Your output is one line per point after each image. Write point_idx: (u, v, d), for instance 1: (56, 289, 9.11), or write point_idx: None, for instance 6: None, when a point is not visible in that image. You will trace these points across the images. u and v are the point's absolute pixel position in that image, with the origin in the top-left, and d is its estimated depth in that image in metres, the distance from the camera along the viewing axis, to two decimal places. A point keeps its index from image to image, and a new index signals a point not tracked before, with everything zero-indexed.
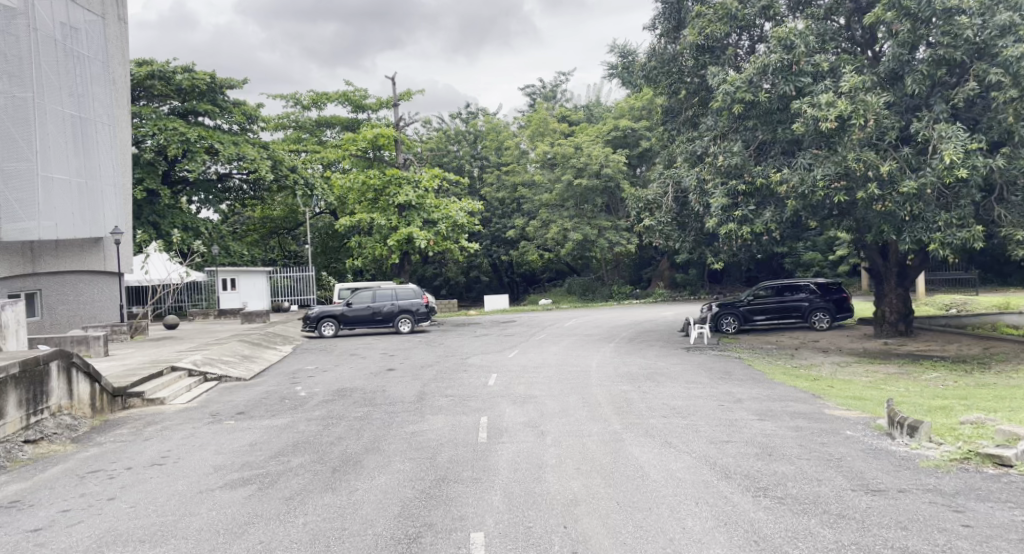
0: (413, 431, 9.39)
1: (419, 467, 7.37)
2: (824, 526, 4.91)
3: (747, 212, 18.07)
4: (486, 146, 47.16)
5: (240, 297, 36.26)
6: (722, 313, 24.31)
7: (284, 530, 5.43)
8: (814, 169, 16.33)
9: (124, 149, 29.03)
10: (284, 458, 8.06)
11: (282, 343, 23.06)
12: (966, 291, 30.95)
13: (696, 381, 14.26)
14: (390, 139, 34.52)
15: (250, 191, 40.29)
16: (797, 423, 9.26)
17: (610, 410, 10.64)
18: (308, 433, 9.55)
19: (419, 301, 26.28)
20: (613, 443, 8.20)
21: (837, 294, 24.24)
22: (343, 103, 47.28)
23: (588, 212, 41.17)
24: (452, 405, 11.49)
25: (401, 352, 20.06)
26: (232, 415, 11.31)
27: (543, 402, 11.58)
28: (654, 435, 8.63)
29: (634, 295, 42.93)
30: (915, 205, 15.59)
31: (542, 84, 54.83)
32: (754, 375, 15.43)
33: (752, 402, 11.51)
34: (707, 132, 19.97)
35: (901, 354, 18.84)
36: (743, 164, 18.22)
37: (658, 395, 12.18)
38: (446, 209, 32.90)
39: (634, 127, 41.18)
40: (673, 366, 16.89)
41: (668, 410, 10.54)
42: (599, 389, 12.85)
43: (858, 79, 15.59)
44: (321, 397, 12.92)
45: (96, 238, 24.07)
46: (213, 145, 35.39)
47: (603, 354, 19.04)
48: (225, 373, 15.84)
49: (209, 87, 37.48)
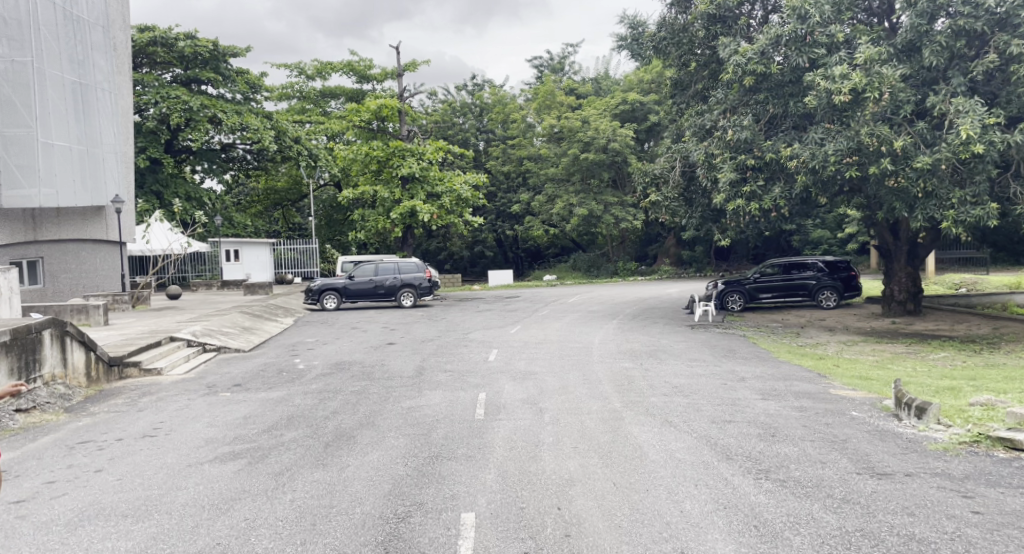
0: (409, 406, 9.24)
1: (412, 443, 7.21)
2: (828, 511, 4.69)
3: (755, 187, 17.71)
4: (492, 119, 46.62)
5: (243, 268, 37.18)
6: (727, 290, 24.06)
7: (270, 507, 5.27)
8: (826, 144, 15.95)
9: (126, 117, 28.78)
10: (277, 431, 7.92)
11: (284, 316, 22.97)
12: (976, 270, 30.55)
13: (698, 358, 14.08)
14: (395, 110, 34.04)
15: (254, 162, 40.06)
16: (801, 403, 9.07)
17: (610, 387, 10.48)
18: (303, 407, 9.41)
19: (421, 275, 26.07)
20: (612, 421, 8.02)
21: (844, 272, 23.90)
22: (348, 74, 46.72)
23: (594, 187, 40.71)
24: (451, 380, 11.34)
25: (403, 326, 19.95)
26: (228, 387, 11.21)
27: (543, 378, 11.44)
28: (654, 414, 8.45)
29: (639, 271, 42.66)
30: (928, 182, 15.24)
31: (550, 56, 53.89)
32: (758, 353, 15.24)
33: (756, 380, 11.33)
34: (717, 105, 19.48)
35: (908, 334, 18.60)
36: (753, 139, 17.83)
37: (661, 373, 12.01)
38: (450, 182, 32.55)
39: (642, 100, 40.54)
40: (676, 343, 16.70)
41: (670, 389, 10.36)
42: (600, 367, 12.68)
43: (874, 50, 15.15)
44: (318, 370, 12.81)
45: (97, 206, 23.87)
46: (217, 115, 35.15)
47: (606, 331, 18.87)
48: (224, 344, 15.73)
49: (212, 55, 37.04)
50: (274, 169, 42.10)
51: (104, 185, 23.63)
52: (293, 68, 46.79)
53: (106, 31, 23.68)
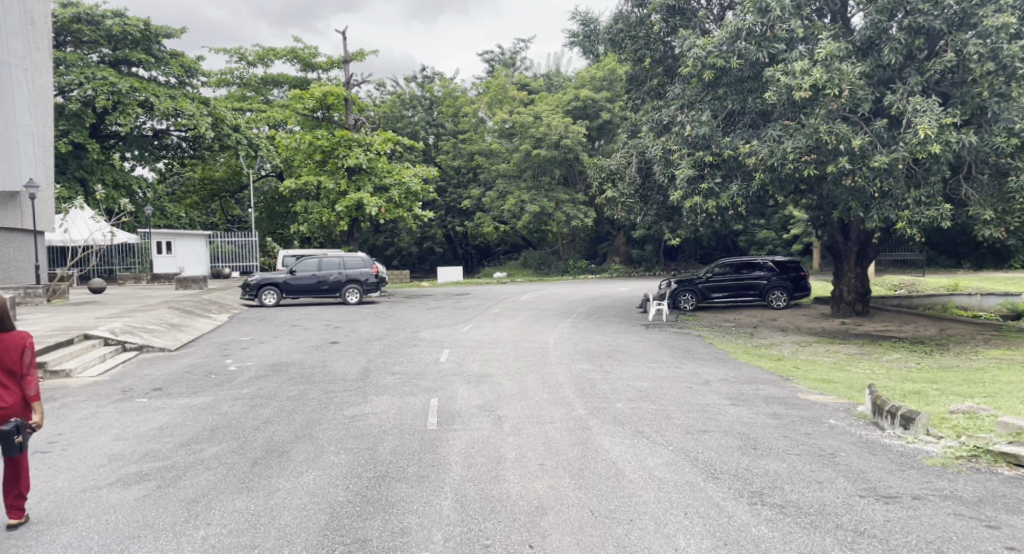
0: (353, 415, 8.32)
1: (356, 461, 6.31)
2: (842, 547, 4.06)
3: (713, 185, 17.27)
4: (442, 112, 45.60)
5: (176, 261, 34.37)
6: (680, 289, 23.79)
7: (177, 548, 4.33)
8: (785, 141, 15.63)
9: (45, 95, 26.68)
10: (197, 446, 6.90)
11: (217, 312, 21.55)
12: (915, 272, 31.25)
13: (658, 359, 13.55)
14: (340, 99, 32.66)
15: (189, 150, 38.24)
16: (775, 410, 8.52)
17: (571, 392, 9.78)
18: (230, 416, 8.38)
19: (368, 271, 24.93)
20: (578, 432, 7.30)
21: (794, 272, 23.87)
22: (291, 61, 44.93)
23: (546, 184, 40.11)
24: (398, 384, 10.43)
25: (347, 324, 18.87)
26: (146, 392, 10.05)
27: (500, 381, 10.67)
28: (624, 423, 7.78)
29: (590, 269, 42.38)
30: (885, 181, 15.04)
31: (501, 50, 53.16)
32: (717, 354, 14.84)
33: (721, 384, 10.84)
34: (675, 100, 19.11)
35: (859, 335, 18.52)
36: (711, 135, 17.43)
37: (622, 376, 11.40)
38: (399, 175, 31.40)
39: (595, 97, 40.09)
40: (632, 343, 16.19)
41: (635, 394, 9.74)
42: (559, 369, 11.98)
43: (834, 45, 14.90)
44: (252, 372, 11.72)
45: (10, 192, 22.05)
46: (148, 98, 33.25)
47: (560, 330, 18.22)
48: (147, 343, 14.43)
49: (143, 35, 35.02)
50: (211, 158, 40.08)
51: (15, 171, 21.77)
52: (233, 53, 44.77)
53: (25, 9, 22.02)
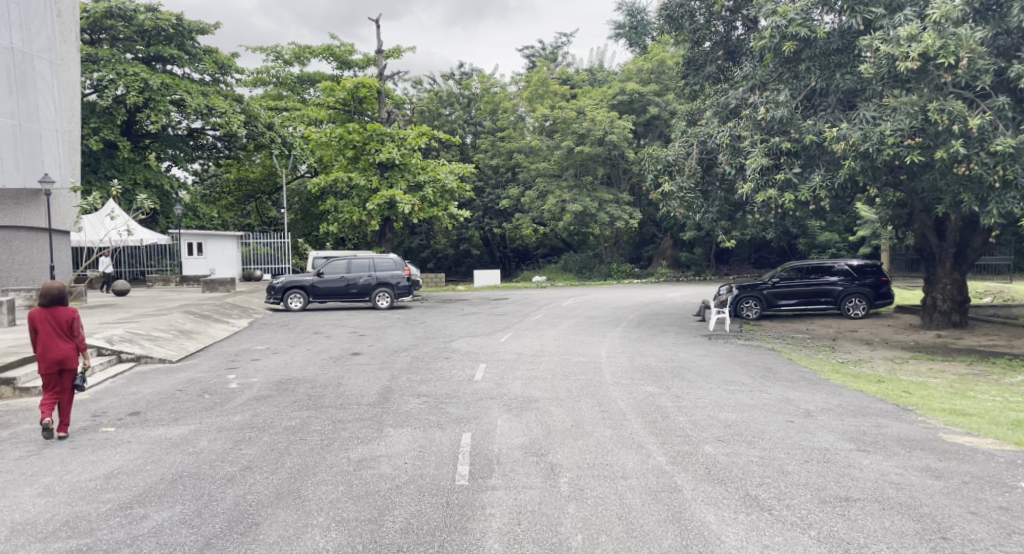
0: (360, 459, 6.35)
1: (348, 548, 4.30)
2: None
3: (791, 175, 14.89)
4: (481, 109, 43.93)
5: (207, 263, 33.42)
6: (743, 295, 21.29)
7: None
8: (882, 122, 13.26)
9: (72, 90, 25.82)
10: (138, 511, 5.01)
11: (238, 317, 20.00)
12: (1002, 278, 28.13)
13: (735, 380, 11.34)
14: (373, 91, 31.12)
15: (225, 150, 37.28)
16: (928, 462, 6.31)
17: (641, 428, 7.70)
18: (203, 456, 6.52)
19: (400, 273, 23.11)
20: (665, 498, 5.19)
21: (873, 277, 21.24)
22: (328, 59, 43.78)
23: (588, 183, 37.98)
24: (423, 411, 8.42)
25: (373, 331, 17.01)
26: (120, 418, 8.32)
27: (548, 409, 8.63)
28: (725, 481, 5.64)
29: (635, 273, 40.11)
30: (1010, 169, 12.42)
31: (542, 46, 51.38)
32: (803, 373, 12.53)
33: (828, 417, 8.64)
34: (745, 80, 16.98)
35: (962, 350, 15.86)
36: (790, 118, 15.13)
37: (699, 403, 9.25)
38: (434, 172, 29.69)
39: (642, 91, 37.58)
40: (698, 358, 13.95)
41: (722, 431, 7.58)
42: (619, 392, 9.87)
43: (950, 6, 12.53)
44: (254, 391, 9.91)
45: (33, 189, 22.35)
46: (180, 96, 32.27)
47: (612, 341, 16.06)
48: (146, 353, 12.84)
49: (177, 31, 34.07)
50: (247, 158, 39.28)
51: (18, 167, 20.88)
52: (270, 51, 43.87)
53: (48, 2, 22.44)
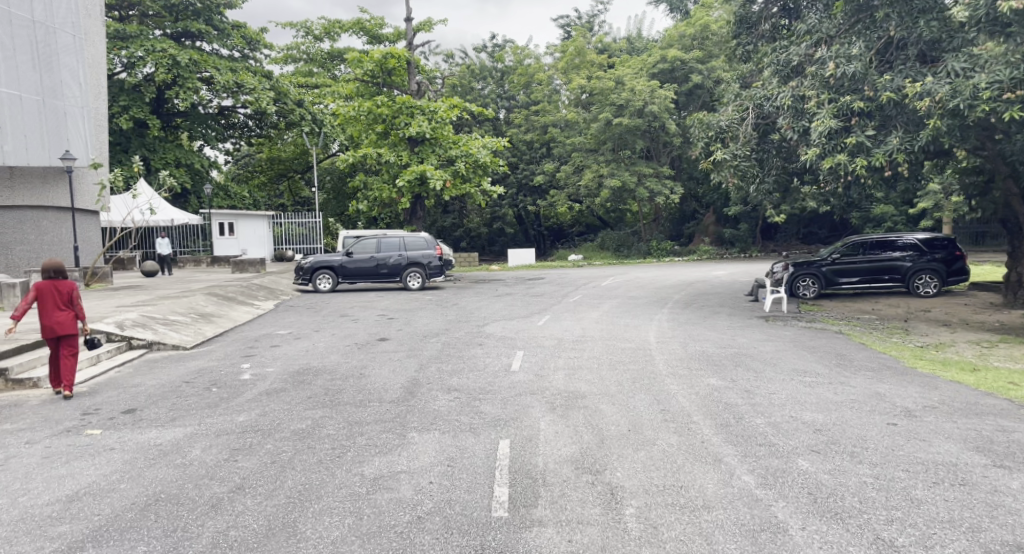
0: (376, 476, 5.21)
1: None
2: None
3: (864, 137, 13.16)
4: (515, 82, 42.43)
5: (238, 244, 32.77)
6: (799, 273, 19.79)
7: None
8: (977, 72, 11.54)
9: (96, 67, 25.06)
10: None
11: (264, 299, 19.11)
12: None
13: (807, 370, 9.96)
14: (403, 61, 29.81)
15: (256, 129, 36.60)
16: None
17: (714, 434, 6.40)
18: (189, 472, 5.42)
19: (431, 253, 22.01)
20: (770, 545, 3.91)
21: (944, 251, 19.42)
22: (357, 33, 42.57)
23: (627, 158, 36.31)
24: (454, 411, 7.24)
25: (403, 314, 15.93)
26: (111, 418, 7.30)
27: (598, 407, 7.38)
28: (842, 517, 4.33)
29: (674, 251, 38.44)
30: None
31: (577, 15, 49.46)
32: (884, 360, 11.04)
33: (934, 417, 7.24)
34: (809, 34, 15.32)
35: None
36: (864, 73, 13.47)
37: (775, 400, 7.93)
38: (466, 146, 28.39)
39: (684, 58, 35.64)
40: (759, 344, 12.51)
41: (814, 439, 6.25)
42: (678, 386, 8.58)
43: None
44: (267, 384, 8.86)
45: (60, 168, 21.83)
46: (208, 72, 31.42)
47: (660, 324, 14.70)
48: (160, 339, 11.92)
49: (204, 5, 33.12)
50: (278, 137, 38.52)
51: (43, 145, 20.33)
52: (299, 26, 42.90)
53: None
